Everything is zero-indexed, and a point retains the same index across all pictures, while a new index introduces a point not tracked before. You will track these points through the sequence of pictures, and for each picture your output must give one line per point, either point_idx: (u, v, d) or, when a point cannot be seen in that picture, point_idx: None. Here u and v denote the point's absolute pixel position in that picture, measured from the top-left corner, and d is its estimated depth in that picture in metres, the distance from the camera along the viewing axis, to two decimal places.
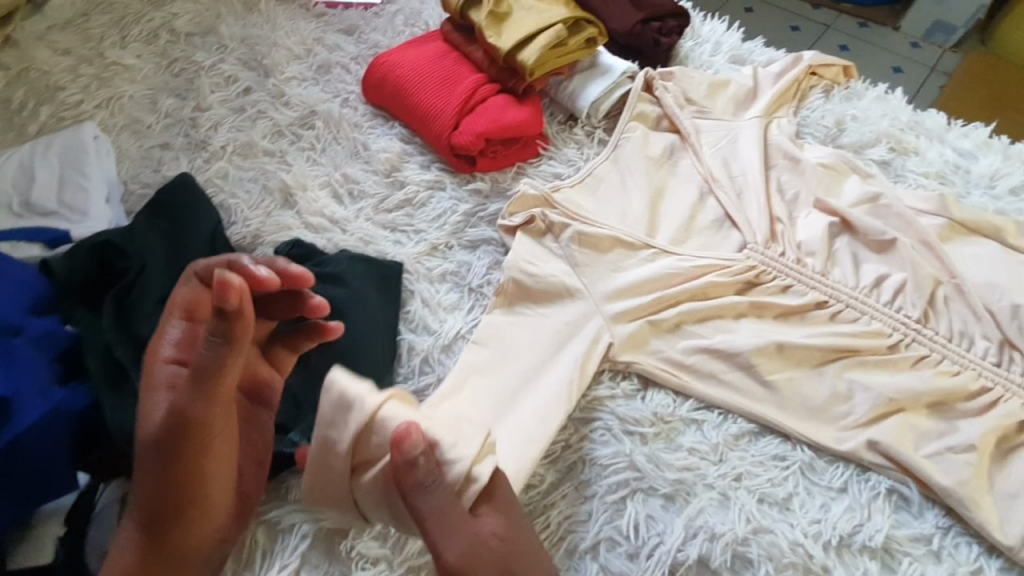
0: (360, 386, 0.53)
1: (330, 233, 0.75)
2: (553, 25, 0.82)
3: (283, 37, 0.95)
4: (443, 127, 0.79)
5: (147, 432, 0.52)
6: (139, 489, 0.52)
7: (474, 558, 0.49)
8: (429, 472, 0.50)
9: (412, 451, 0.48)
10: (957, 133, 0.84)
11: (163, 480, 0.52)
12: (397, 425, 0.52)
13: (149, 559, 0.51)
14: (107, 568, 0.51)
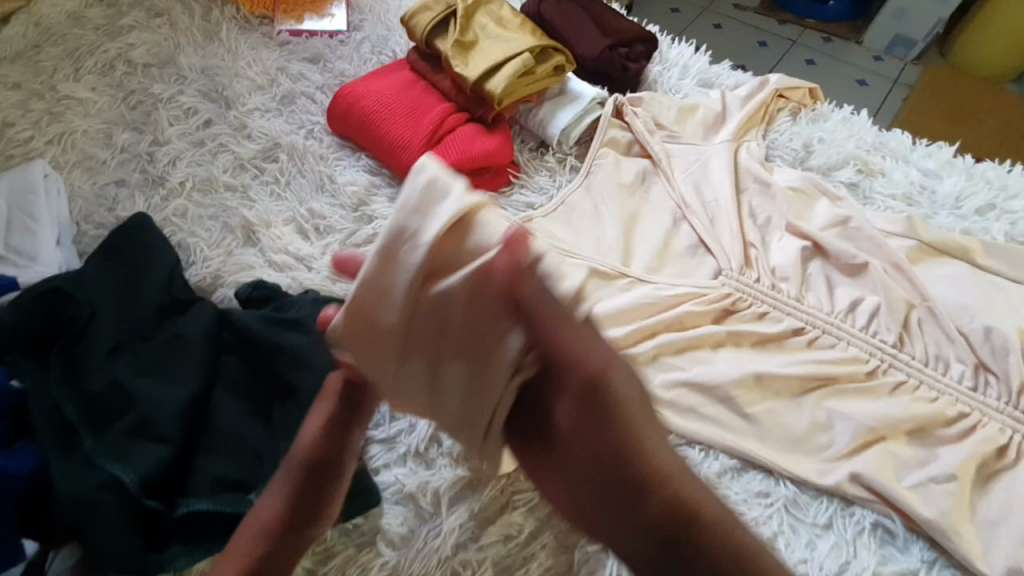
0: (451, 179, 0.46)
1: (296, 272, 0.73)
2: (520, 54, 0.81)
3: (245, 67, 0.92)
4: (410, 159, 0.77)
5: (304, 445, 0.49)
6: (290, 473, 0.49)
7: (589, 339, 0.46)
8: (501, 330, 0.46)
9: (526, 258, 0.45)
10: (921, 154, 0.86)
11: (275, 518, 0.48)
12: (502, 227, 0.46)
13: (297, 516, 0.48)
14: (240, 539, 0.47)
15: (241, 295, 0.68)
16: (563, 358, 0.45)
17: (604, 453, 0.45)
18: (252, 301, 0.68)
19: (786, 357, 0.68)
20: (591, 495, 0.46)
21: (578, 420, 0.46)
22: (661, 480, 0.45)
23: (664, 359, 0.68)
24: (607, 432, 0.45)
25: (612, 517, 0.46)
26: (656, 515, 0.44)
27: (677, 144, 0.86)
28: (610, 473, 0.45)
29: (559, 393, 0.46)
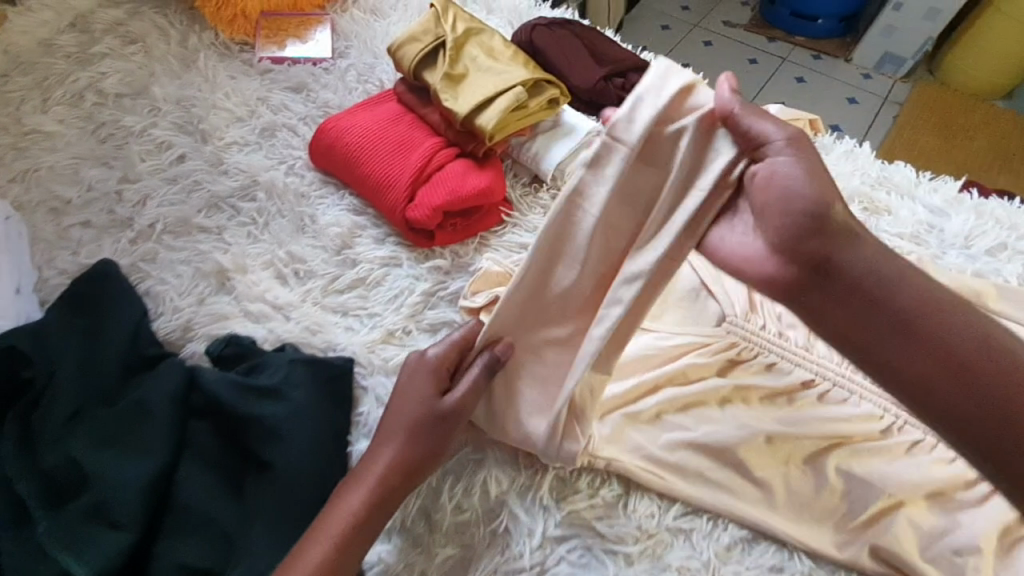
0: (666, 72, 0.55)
1: (273, 322, 0.68)
2: (512, 87, 0.78)
3: (223, 97, 0.88)
4: (397, 198, 0.73)
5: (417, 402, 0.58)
6: (398, 422, 0.57)
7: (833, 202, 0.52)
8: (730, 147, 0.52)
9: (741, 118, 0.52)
10: (926, 188, 0.83)
11: (398, 462, 0.55)
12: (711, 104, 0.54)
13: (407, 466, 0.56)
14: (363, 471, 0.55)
15: (214, 353, 0.64)
16: (780, 184, 0.51)
17: (937, 305, 0.51)
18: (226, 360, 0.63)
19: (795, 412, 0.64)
20: (920, 347, 0.50)
21: (864, 262, 0.51)
22: (897, 315, 0.50)
23: (667, 416, 0.64)
24: (910, 282, 0.51)
25: (924, 360, 0.50)
26: (997, 364, 0.49)
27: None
28: (943, 322, 0.50)
29: (863, 244, 0.51)
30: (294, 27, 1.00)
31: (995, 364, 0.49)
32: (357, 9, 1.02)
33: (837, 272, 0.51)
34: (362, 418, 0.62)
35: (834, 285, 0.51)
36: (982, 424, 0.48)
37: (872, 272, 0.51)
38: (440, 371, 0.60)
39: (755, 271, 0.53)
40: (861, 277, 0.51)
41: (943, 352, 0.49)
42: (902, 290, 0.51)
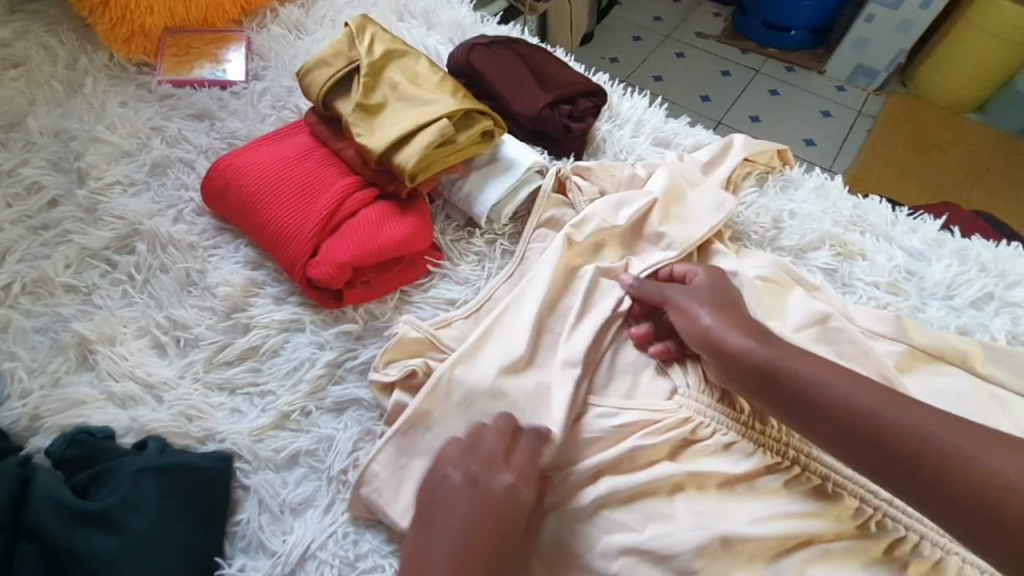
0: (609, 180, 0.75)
1: (142, 405, 0.57)
2: (436, 119, 0.67)
3: (108, 128, 0.76)
4: (297, 253, 0.62)
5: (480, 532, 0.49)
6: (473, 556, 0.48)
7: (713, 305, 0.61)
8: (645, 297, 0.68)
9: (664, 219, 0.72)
10: (904, 229, 0.76)
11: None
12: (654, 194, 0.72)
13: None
14: None
15: (54, 455, 0.52)
16: (701, 302, 0.61)
17: (841, 378, 0.53)
18: (69, 463, 0.52)
19: (755, 503, 0.56)
20: (836, 426, 0.51)
21: (762, 353, 0.56)
22: (818, 399, 0.52)
23: (610, 514, 0.54)
24: (795, 363, 0.55)
25: (851, 432, 0.50)
26: (913, 422, 0.49)
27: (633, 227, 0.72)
28: (845, 394, 0.52)
29: (738, 333, 0.58)
30: (203, 45, 0.88)
31: (907, 433, 0.48)
32: (277, 26, 0.91)
33: (732, 349, 0.57)
34: (240, 529, 0.53)
35: (734, 381, 0.57)
36: (939, 482, 0.46)
37: (763, 363, 0.55)
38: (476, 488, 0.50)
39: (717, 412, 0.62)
40: (747, 358, 0.56)
41: (866, 423, 0.50)
42: (792, 370, 0.54)
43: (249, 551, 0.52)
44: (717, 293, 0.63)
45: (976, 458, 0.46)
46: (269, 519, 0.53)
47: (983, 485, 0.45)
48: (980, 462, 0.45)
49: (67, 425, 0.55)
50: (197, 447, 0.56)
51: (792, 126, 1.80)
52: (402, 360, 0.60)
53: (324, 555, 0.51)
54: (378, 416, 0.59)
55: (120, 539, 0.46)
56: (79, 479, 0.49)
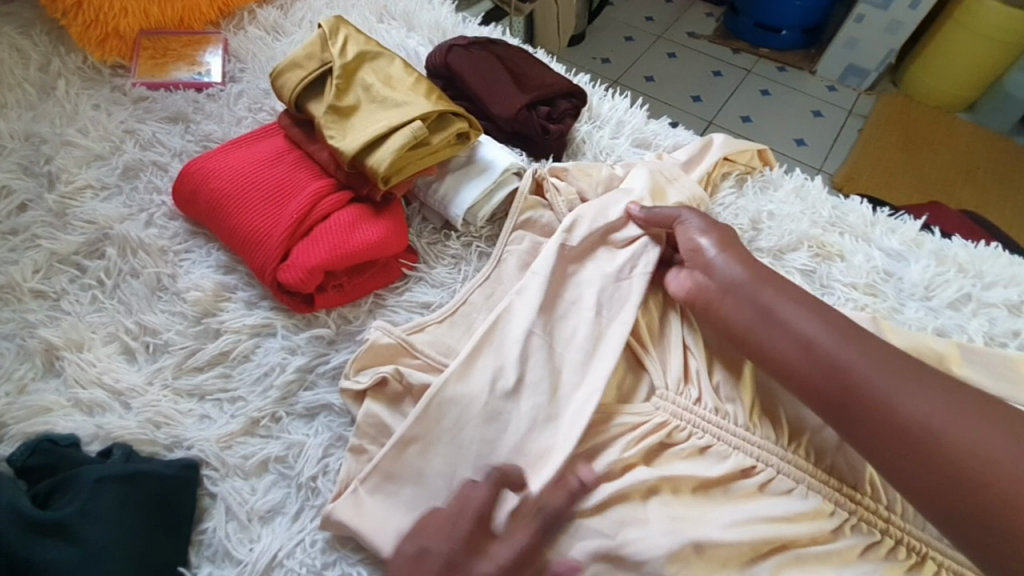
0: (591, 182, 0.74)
1: (109, 413, 0.56)
2: (409, 121, 0.66)
3: (80, 132, 0.75)
4: (267, 257, 0.62)
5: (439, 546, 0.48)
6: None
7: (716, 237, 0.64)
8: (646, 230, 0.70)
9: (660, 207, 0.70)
10: (883, 229, 0.75)
11: None
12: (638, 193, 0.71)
13: None
14: None
15: (15, 464, 0.51)
16: (704, 240, 0.64)
17: (819, 314, 0.56)
18: (32, 472, 0.51)
19: (730, 507, 0.55)
20: (794, 348, 0.55)
21: (747, 281, 0.59)
22: (788, 329, 0.56)
23: (582, 519, 0.54)
24: (777, 293, 0.58)
25: (808, 354, 0.54)
26: (867, 361, 0.52)
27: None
28: (813, 326, 0.55)
29: (727, 261, 0.61)
30: (180, 47, 0.88)
31: (859, 369, 0.52)
32: (255, 28, 0.90)
33: (719, 277, 0.61)
34: (207, 538, 0.52)
35: (708, 304, 0.61)
36: (872, 416, 0.50)
37: (741, 288, 0.59)
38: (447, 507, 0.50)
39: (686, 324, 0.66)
40: (728, 285, 0.60)
41: (821, 353, 0.53)
42: (770, 296, 0.58)
43: (215, 560, 0.51)
44: (724, 234, 0.65)
45: (908, 402, 0.50)
46: (236, 528, 0.52)
47: (907, 426, 0.49)
48: (911, 408, 0.49)
49: (31, 433, 0.54)
50: (165, 455, 0.55)
51: (781, 125, 1.80)
52: (372, 366, 0.59)
53: (291, 564, 0.51)
54: (350, 422, 0.58)
55: (77, 551, 0.45)
56: (40, 488, 0.48)
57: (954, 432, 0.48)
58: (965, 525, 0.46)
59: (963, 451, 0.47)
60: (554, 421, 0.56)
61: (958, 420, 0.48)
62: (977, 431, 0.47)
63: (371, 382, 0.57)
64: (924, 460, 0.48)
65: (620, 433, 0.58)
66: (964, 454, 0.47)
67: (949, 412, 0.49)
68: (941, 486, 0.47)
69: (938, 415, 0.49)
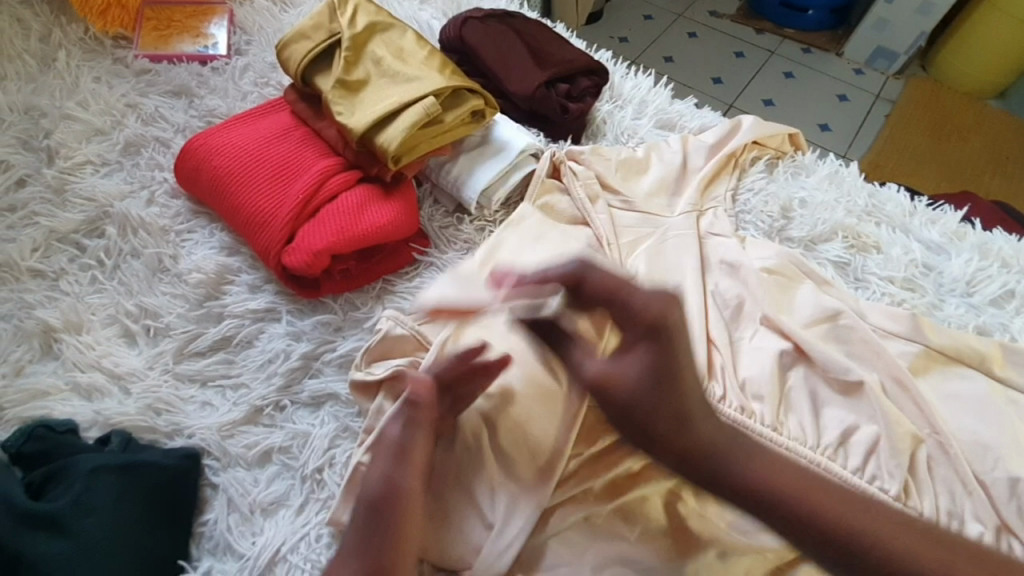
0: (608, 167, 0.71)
1: (108, 398, 0.54)
2: (421, 98, 0.62)
3: (80, 105, 0.72)
4: (271, 239, 0.59)
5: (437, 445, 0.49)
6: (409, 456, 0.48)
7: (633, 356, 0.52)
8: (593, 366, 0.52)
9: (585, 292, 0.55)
10: (922, 220, 0.71)
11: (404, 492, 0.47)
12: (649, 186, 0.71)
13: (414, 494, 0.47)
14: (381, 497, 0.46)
15: (9, 450, 0.49)
16: (643, 350, 0.51)
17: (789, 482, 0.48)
18: (26, 459, 0.49)
19: None
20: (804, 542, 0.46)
21: (729, 457, 0.48)
22: (790, 471, 0.49)
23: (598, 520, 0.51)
24: (754, 454, 0.49)
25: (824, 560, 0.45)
26: (802, 489, 0.47)
27: (629, 212, 0.69)
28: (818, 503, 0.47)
29: (688, 421, 0.49)
30: (184, 18, 0.84)
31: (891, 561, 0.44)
32: None
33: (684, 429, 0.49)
34: (208, 530, 0.50)
35: (658, 436, 0.49)
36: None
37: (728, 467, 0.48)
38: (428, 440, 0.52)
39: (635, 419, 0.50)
40: (704, 457, 0.48)
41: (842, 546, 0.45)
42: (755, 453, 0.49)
43: (217, 553, 0.49)
44: (682, 369, 0.51)
45: (861, 526, 0.46)
46: (238, 520, 0.50)
47: (858, 547, 0.45)
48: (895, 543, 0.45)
49: (28, 418, 0.52)
50: (165, 442, 0.53)
51: (805, 110, 1.73)
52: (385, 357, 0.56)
53: (295, 559, 0.48)
54: (357, 413, 0.56)
55: (70, 544, 0.44)
56: (34, 476, 0.47)
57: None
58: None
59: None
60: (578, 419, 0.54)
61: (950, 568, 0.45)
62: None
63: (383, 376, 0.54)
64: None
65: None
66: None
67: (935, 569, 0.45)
68: None
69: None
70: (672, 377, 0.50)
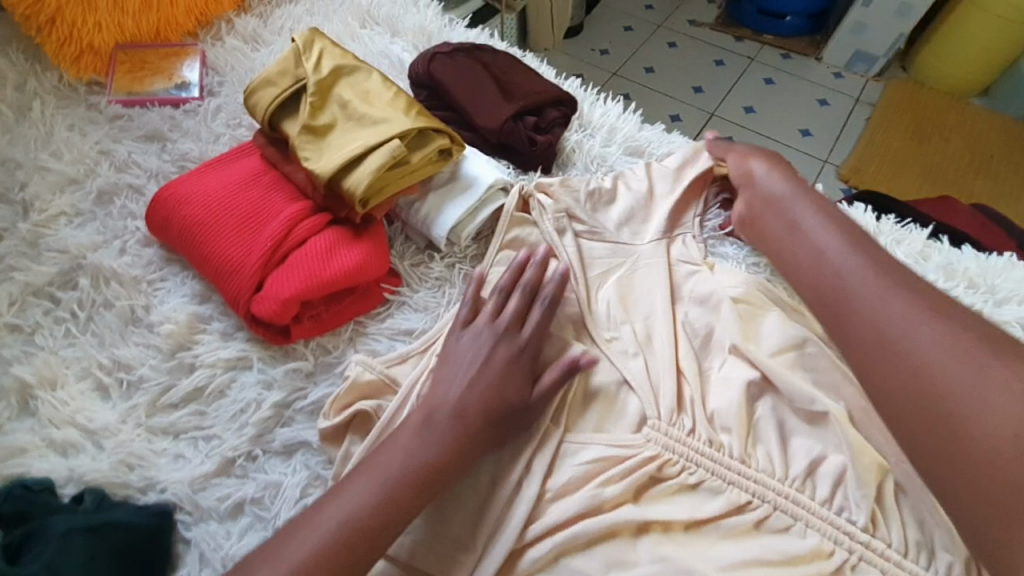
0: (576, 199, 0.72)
1: (82, 454, 0.55)
2: (385, 141, 0.63)
3: (53, 155, 0.73)
4: (240, 287, 0.59)
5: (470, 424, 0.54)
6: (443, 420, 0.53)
7: (796, 275, 0.63)
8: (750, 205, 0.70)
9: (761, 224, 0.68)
10: (889, 241, 0.72)
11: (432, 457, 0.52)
12: (619, 213, 0.72)
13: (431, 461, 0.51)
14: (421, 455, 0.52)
15: None
16: (798, 253, 0.63)
17: (852, 308, 0.57)
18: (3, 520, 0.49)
19: (724, 547, 0.54)
20: (868, 325, 0.55)
21: (881, 307, 0.55)
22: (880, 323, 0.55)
23: (568, 560, 0.53)
24: (848, 256, 0.60)
25: (863, 360, 0.55)
26: (896, 310, 0.55)
27: (599, 242, 0.70)
28: (875, 302, 0.56)
29: (851, 254, 0.60)
30: (158, 60, 0.85)
31: (946, 391, 0.49)
32: (233, 38, 0.88)
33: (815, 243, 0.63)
34: None
35: (812, 296, 0.61)
36: (906, 387, 0.51)
37: (839, 275, 0.59)
38: (456, 407, 0.54)
39: (797, 276, 0.63)
40: (837, 271, 0.60)
41: (885, 338, 0.54)
42: (839, 264, 0.60)
43: None
44: (849, 232, 0.63)
45: (938, 360, 0.51)
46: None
47: (925, 371, 0.51)
48: (920, 349, 0.52)
49: (6, 477, 0.52)
50: (137, 498, 0.53)
51: (787, 117, 1.74)
52: (355, 400, 0.57)
53: None
54: (329, 460, 0.57)
55: None
56: (12, 536, 0.47)
57: (969, 389, 0.48)
58: (943, 475, 0.48)
59: (952, 396, 0.49)
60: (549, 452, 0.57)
61: (976, 371, 0.49)
62: (996, 387, 0.48)
63: (344, 419, 0.56)
64: (915, 394, 0.51)
65: (603, 466, 0.57)
66: (956, 397, 0.49)
67: (970, 368, 0.49)
68: (927, 415, 0.50)
69: (957, 377, 0.49)
70: (803, 234, 0.64)
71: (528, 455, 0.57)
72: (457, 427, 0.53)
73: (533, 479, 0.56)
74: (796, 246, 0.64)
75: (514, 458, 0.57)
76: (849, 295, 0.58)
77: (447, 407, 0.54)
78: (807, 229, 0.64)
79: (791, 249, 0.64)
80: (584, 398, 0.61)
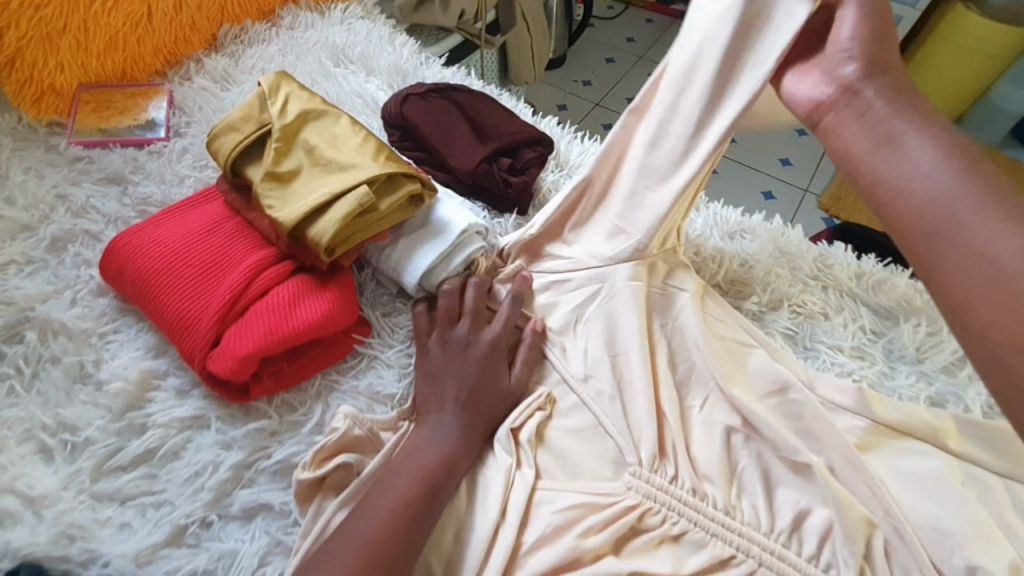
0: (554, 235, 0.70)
1: (18, 527, 0.51)
2: (352, 188, 0.61)
3: (6, 201, 0.70)
4: (196, 344, 0.57)
5: (443, 455, 0.54)
6: (417, 457, 0.53)
7: (861, 162, 0.48)
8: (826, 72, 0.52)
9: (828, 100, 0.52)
10: (870, 283, 0.72)
11: (414, 494, 0.51)
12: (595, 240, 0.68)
13: (412, 500, 0.50)
14: (400, 497, 0.50)
15: None
16: (876, 140, 0.47)
17: (942, 215, 0.42)
18: None
19: None
20: (975, 254, 0.40)
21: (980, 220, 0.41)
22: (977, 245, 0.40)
23: None
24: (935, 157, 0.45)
25: (952, 285, 0.41)
26: (1002, 228, 0.40)
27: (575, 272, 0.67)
28: (972, 219, 0.41)
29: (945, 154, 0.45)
30: (124, 100, 0.83)
31: None
32: (203, 78, 0.86)
33: (899, 135, 0.47)
34: None
35: (885, 195, 0.46)
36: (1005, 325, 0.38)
37: (932, 184, 0.43)
38: (430, 445, 0.54)
39: (866, 167, 0.47)
40: (923, 173, 0.44)
41: (997, 268, 0.39)
42: (929, 168, 0.44)
43: None
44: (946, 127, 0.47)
45: None
46: None
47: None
48: None
49: None
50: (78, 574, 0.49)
51: (768, 146, 1.75)
52: (336, 452, 0.55)
53: None
54: (291, 523, 0.53)
55: None
56: None
57: None
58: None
59: None
60: (522, 501, 0.54)
61: None
62: None
63: (324, 474, 0.53)
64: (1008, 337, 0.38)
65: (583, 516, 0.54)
66: None
67: None
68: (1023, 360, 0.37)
69: None
70: (896, 141, 0.47)
71: (502, 502, 0.53)
72: (430, 460, 0.53)
73: (510, 525, 0.52)
74: (879, 156, 0.47)
75: (486, 507, 0.54)
76: (933, 198, 0.43)
77: (419, 445, 0.54)
78: (895, 114, 0.48)
79: (864, 130, 0.49)
80: (562, 441, 0.59)
